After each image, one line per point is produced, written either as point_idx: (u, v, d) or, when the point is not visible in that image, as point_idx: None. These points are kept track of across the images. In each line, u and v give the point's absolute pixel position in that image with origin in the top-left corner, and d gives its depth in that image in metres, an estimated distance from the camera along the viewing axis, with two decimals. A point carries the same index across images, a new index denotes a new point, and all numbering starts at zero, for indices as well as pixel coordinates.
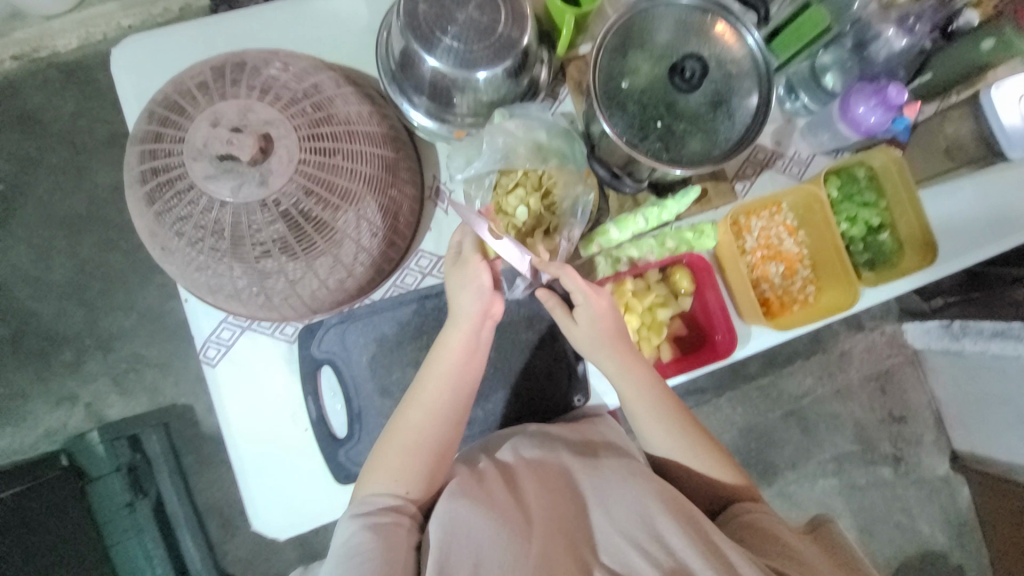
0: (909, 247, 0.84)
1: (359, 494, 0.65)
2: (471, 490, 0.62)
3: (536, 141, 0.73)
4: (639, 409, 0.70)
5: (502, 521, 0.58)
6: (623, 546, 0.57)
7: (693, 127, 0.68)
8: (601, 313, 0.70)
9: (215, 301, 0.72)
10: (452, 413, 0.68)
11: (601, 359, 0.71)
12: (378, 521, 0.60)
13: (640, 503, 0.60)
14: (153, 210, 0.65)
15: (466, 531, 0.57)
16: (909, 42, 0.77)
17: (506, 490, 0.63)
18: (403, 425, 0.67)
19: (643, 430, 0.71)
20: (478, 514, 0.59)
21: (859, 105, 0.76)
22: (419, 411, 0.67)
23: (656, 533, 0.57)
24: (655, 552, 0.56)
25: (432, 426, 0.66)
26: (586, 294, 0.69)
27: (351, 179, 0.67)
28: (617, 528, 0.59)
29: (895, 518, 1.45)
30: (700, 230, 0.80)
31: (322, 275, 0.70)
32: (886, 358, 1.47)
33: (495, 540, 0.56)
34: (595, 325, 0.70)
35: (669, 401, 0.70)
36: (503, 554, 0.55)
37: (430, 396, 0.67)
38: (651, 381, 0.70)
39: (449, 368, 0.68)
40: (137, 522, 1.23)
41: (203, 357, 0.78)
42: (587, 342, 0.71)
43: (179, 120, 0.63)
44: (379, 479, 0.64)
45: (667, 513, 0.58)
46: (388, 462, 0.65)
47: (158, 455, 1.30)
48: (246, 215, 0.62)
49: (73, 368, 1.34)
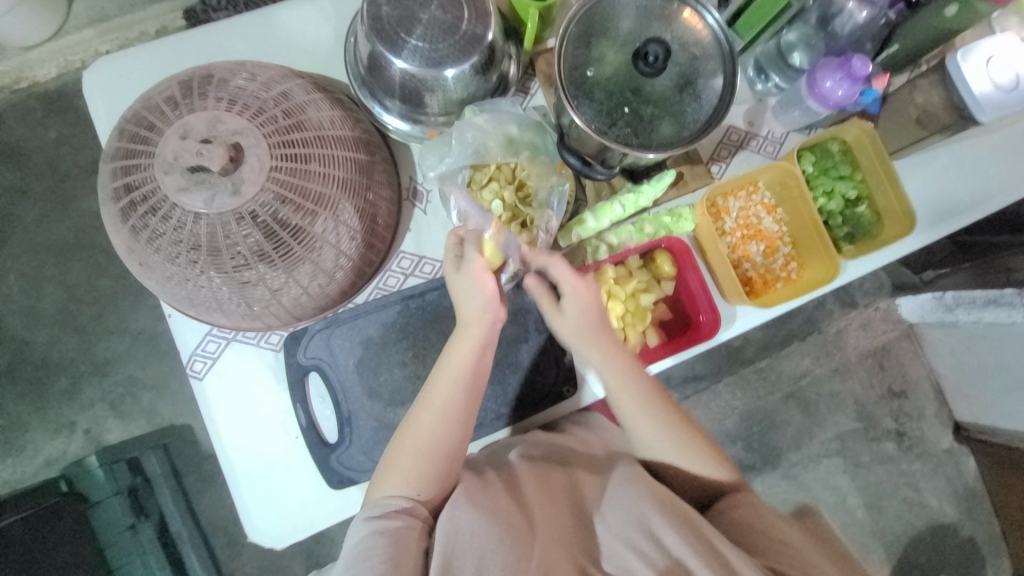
0: (888, 217, 0.85)
1: (372, 495, 0.65)
2: (476, 495, 0.62)
3: (507, 135, 0.75)
4: (626, 400, 0.67)
5: (506, 527, 0.58)
6: (622, 549, 0.57)
7: (660, 110, 0.69)
8: (589, 300, 0.68)
9: (197, 313, 0.72)
10: (464, 414, 0.66)
11: (586, 350, 0.69)
12: (390, 523, 0.60)
13: (639, 505, 0.58)
14: (129, 227, 0.65)
15: (469, 537, 0.58)
16: (871, 13, 0.77)
17: (508, 496, 0.62)
18: (415, 428, 0.66)
19: (628, 422, 0.68)
20: (481, 521, 0.59)
21: (826, 79, 0.77)
22: (432, 414, 0.66)
23: (653, 534, 0.56)
24: (652, 554, 0.55)
25: (445, 431, 0.65)
26: (573, 284, 0.68)
27: (325, 184, 0.67)
28: (622, 528, 0.58)
29: (902, 494, 1.45)
30: (677, 213, 0.80)
31: (303, 281, 0.70)
32: (882, 334, 1.47)
33: (497, 545, 0.57)
34: (584, 314, 0.68)
35: (659, 399, 0.68)
36: (503, 559, 0.56)
37: (441, 399, 0.66)
38: (640, 377, 0.68)
39: (459, 370, 0.66)
40: (140, 543, 1.23)
41: (191, 371, 0.78)
42: (574, 331, 0.69)
43: (150, 136, 0.64)
44: (392, 481, 0.64)
45: (665, 515, 0.57)
46: (401, 464, 0.64)
47: (158, 476, 1.30)
48: (221, 226, 0.62)
49: (70, 395, 1.34)
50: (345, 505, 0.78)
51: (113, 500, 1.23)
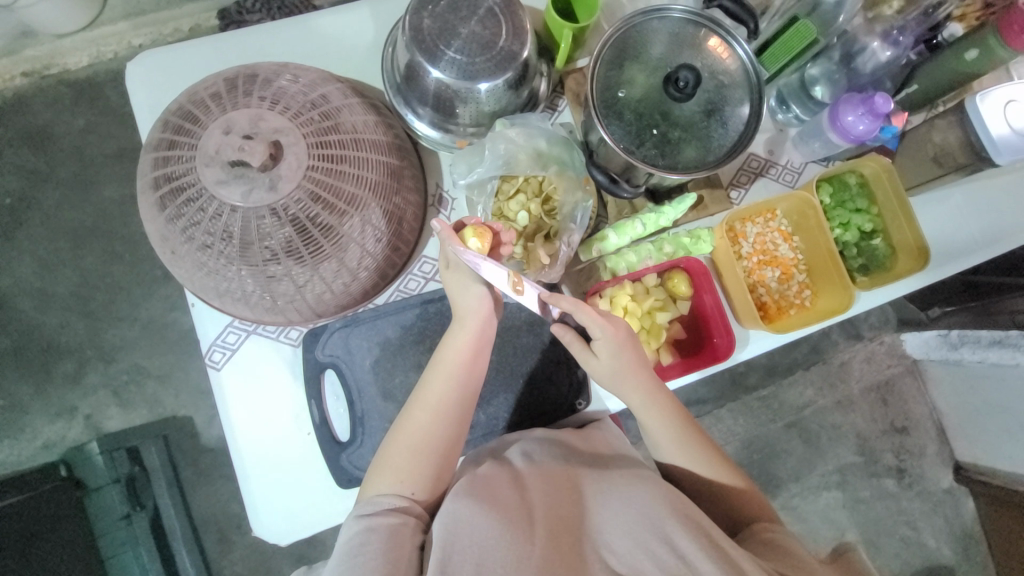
0: (901, 252, 0.86)
1: (365, 494, 0.64)
2: (478, 491, 0.61)
3: (536, 149, 0.76)
4: (660, 431, 0.70)
5: (507, 523, 0.57)
6: (633, 548, 0.56)
7: (687, 134, 0.71)
8: (621, 345, 0.68)
9: (221, 304, 0.74)
10: (457, 412, 0.67)
11: (625, 392, 0.70)
12: (383, 521, 0.59)
13: (649, 506, 0.58)
14: (164, 215, 0.67)
15: (469, 533, 0.56)
16: (894, 53, 0.80)
17: (512, 492, 0.62)
18: (409, 427, 0.66)
19: (661, 452, 0.71)
20: (483, 517, 0.58)
21: (847, 113, 0.79)
22: (425, 413, 0.67)
23: (666, 536, 0.56)
24: (664, 556, 0.54)
25: (438, 426, 0.66)
26: (603, 327, 0.67)
27: (357, 185, 0.69)
28: (625, 530, 0.57)
29: (900, 532, 1.44)
30: (696, 235, 0.82)
31: (328, 279, 0.71)
32: (886, 368, 1.47)
33: (502, 541, 0.55)
34: (617, 357, 0.69)
35: (687, 426, 0.70)
36: (505, 554, 0.55)
37: (435, 397, 0.67)
38: (659, 398, 0.70)
39: (454, 368, 0.68)
40: (133, 534, 1.22)
41: (209, 360, 0.79)
42: (608, 374, 0.70)
43: (192, 129, 0.66)
44: (386, 479, 0.64)
45: (676, 518, 0.57)
46: (394, 462, 0.64)
47: (156, 467, 1.29)
48: (255, 219, 0.64)
49: (74, 380, 1.34)
50: (351, 504, 0.78)
51: (111, 488, 1.21)
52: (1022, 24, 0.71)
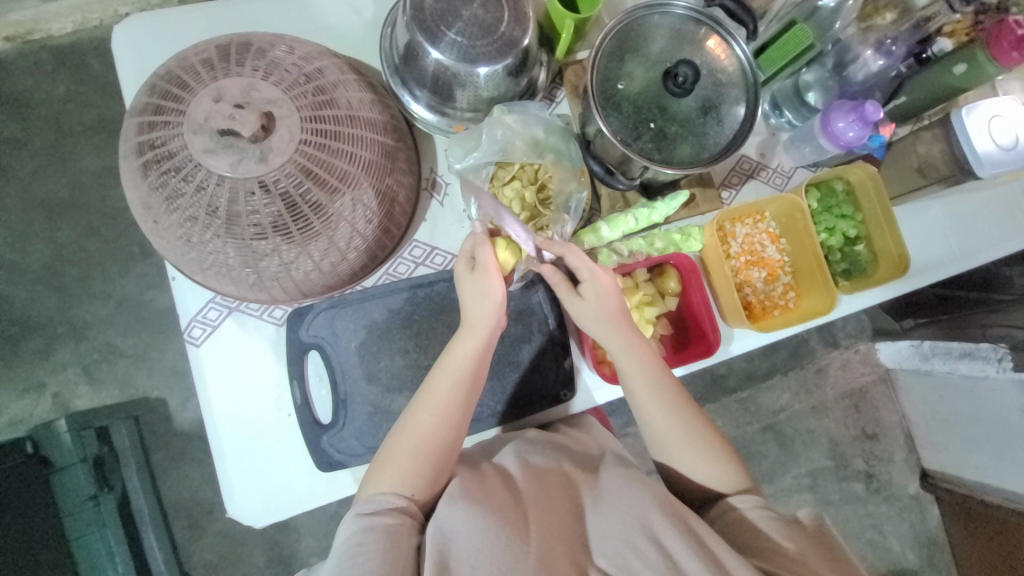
0: (883, 259, 0.88)
1: (364, 493, 0.63)
2: (472, 491, 0.61)
3: (533, 137, 0.76)
4: (648, 410, 0.70)
5: (501, 521, 0.56)
6: (622, 548, 0.56)
7: (683, 130, 0.72)
8: (607, 290, 0.70)
9: (204, 279, 0.72)
10: (460, 415, 0.67)
11: (615, 355, 0.71)
12: (381, 521, 0.58)
13: (640, 507, 0.58)
14: (148, 183, 0.65)
15: (464, 532, 0.56)
16: (886, 62, 0.83)
17: (504, 493, 0.61)
18: (412, 428, 0.65)
19: (644, 414, 0.70)
20: (477, 516, 0.57)
21: (838, 120, 0.80)
22: (429, 415, 0.66)
23: (655, 537, 0.56)
24: (651, 555, 0.55)
25: (441, 428, 0.65)
26: (591, 270, 0.70)
27: (350, 163, 0.67)
28: (617, 534, 0.57)
29: (867, 535, 1.48)
30: (687, 232, 0.83)
31: (316, 257, 0.70)
32: (860, 376, 1.51)
33: (495, 542, 0.54)
34: (601, 315, 0.70)
35: (684, 403, 0.70)
36: (502, 555, 0.54)
37: (438, 398, 0.66)
38: (658, 368, 0.71)
39: (459, 371, 0.67)
40: (100, 516, 1.18)
41: (188, 336, 0.77)
42: (592, 319, 0.71)
43: (181, 95, 0.63)
44: (387, 477, 0.63)
45: (667, 519, 0.57)
46: (395, 460, 0.63)
47: (126, 449, 1.25)
48: (242, 193, 0.62)
49: (42, 356, 1.29)
50: (330, 487, 0.77)
51: (77, 468, 1.17)
52: (1011, 40, 0.73)
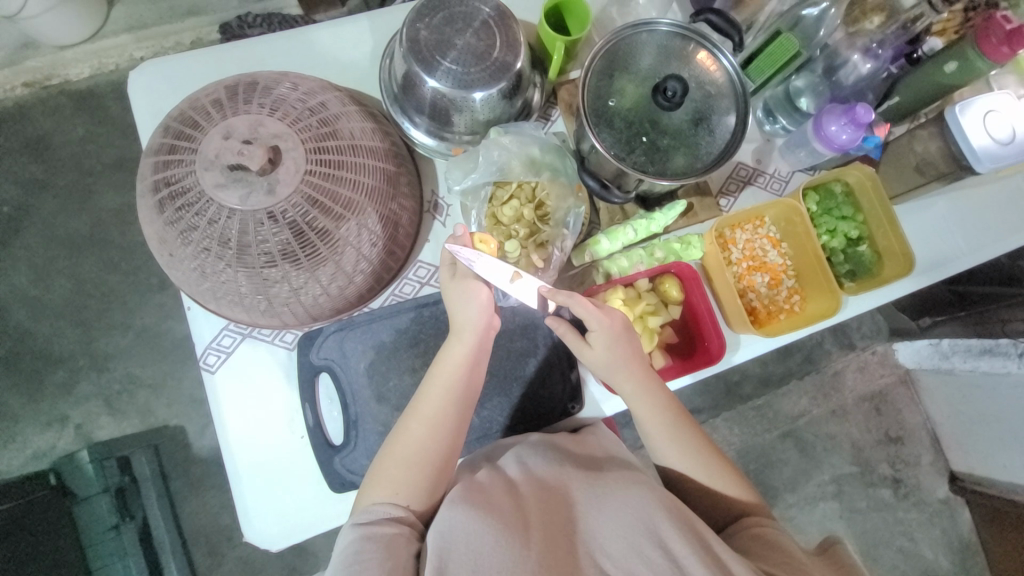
0: (887, 258, 0.88)
1: (362, 503, 0.63)
2: (472, 497, 0.61)
3: (529, 156, 0.78)
4: (654, 424, 0.70)
5: (501, 524, 0.57)
6: (625, 551, 0.55)
7: (676, 142, 0.73)
8: (615, 334, 0.71)
9: (217, 307, 0.74)
10: (452, 422, 0.67)
11: (618, 381, 0.71)
12: (379, 530, 0.59)
13: (642, 507, 0.58)
14: (163, 218, 0.68)
15: (466, 537, 0.56)
16: (874, 65, 0.84)
17: (506, 498, 0.61)
18: (403, 437, 0.66)
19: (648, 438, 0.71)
20: (478, 519, 0.57)
21: (831, 124, 0.81)
22: (421, 423, 0.67)
23: (659, 538, 0.55)
24: (654, 557, 0.54)
25: (434, 438, 0.66)
26: (599, 319, 0.70)
27: (354, 190, 0.70)
28: (619, 534, 0.57)
29: (898, 543, 1.43)
30: (687, 241, 0.84)
31: (324, 282, 0.72)
32: (879, 378, 1.49)
33: (496, 545, 0.55)
34: (612, 348, 0.71)
35: (715, 461, 0.69)
36: (502, 558, 0.54)
37: (430, 407, 0.67)
38: (655, 393, 0.71)
39: (448, 378, 0.68)
40: (122, 546, 1.20)
41: (203, 363, 0.79)
42: (603, 366, 0.72)
43: (193, 134, 0.67)
44: (381, 489, 0.63)
45: (670, 519, 0.56)
46: (390, 473, 0.64)
47: (147, 477, 1.27)
48: (253, 224, 0.65)
49: (66, 389, 1.33)
50: (344, 508, 0.78)
51: (99, 499, 1.20)
52: (999, 36, 0.74)
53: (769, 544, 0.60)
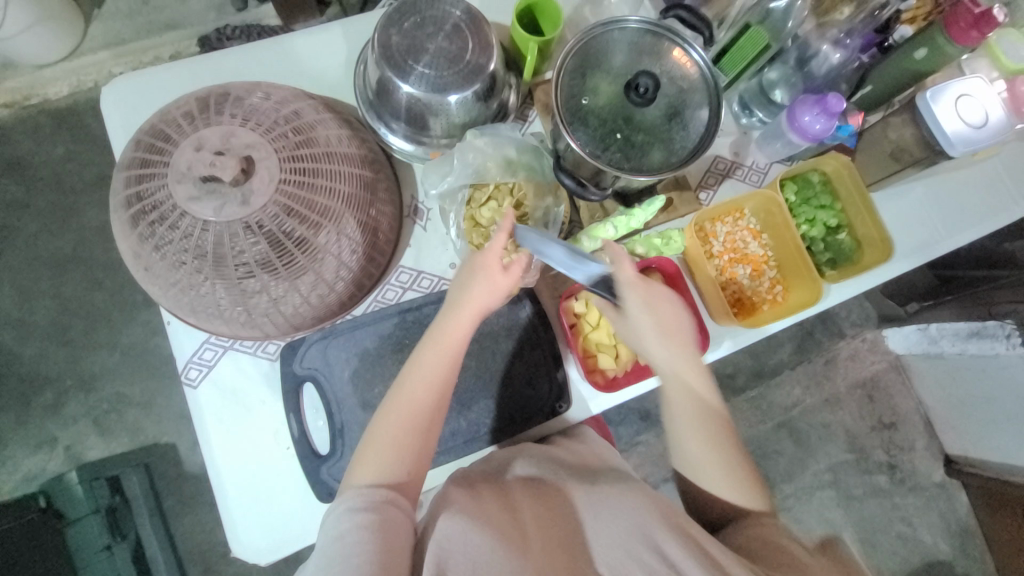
0: (867, 245, 0.89)
1: (350, 481, 0.61)
2: (468, 508, 0.60)
3: (506, 157, 0.79)
4: (687, 422, 0.67)
5: (497, 538, 0.57)
6: (623, 559, 0.55)
7: (651, 138, 0.73)
8: (649, 300, 0.68)
9: (198, 321, 0.74)
10: (445, 383, 0.65)
11: (648, 344, 0.69)
12: (372, 516, 0.57)
13: (641, 514, 0.58)
14: (138, 234, 0.67)
15: (461, 550, 0.56)
16: (843, 54, 0.85)
17: (501, 510, 0.61)
18: (397, 406, 0.64)
19: (679, 442, 0.68)
20: (473, 533, 0.57)
21: (804, 114, 0.82)
22: (416, 391, 0.64)
23: (654, 543, 0.55)
24: (651, 562, 0.54)
25: (427, 403, 0.64)
26: (634, 288, 0.68)
27: (330, 197, 0.70)
28: (616, 544, 0.57)
29: (897, 528, 1.44)
30: (668, 236, 0.83)
31: (304, 291, 0.72)
32: (869, 365, 1.50)
33: (493, 560, 0.55)
34: (644, 312, 0.68)
35: (746, 474, 0.66)
36: (498, 569, 0.54)
37: (425, 373, 0.64)
38: (697, 387, 0.67)
39: (445, 342, 0.65)
40: (114, 565, 1.18)
41: (185, 378, 0.79)
42: (633, 331, 0.70)
43: (164, 147, 0.67)
44: (373, 466, 0.61)
45: (667, 526, 0.56)
46: (382, 451, 0.62)
47: (138, 495, 1.26)
48: (229, 235, 0.65)
49: (54, 411, 1.32)
50: None
51: (89, 520, 1.18)
52: (968, 20, 0.75)
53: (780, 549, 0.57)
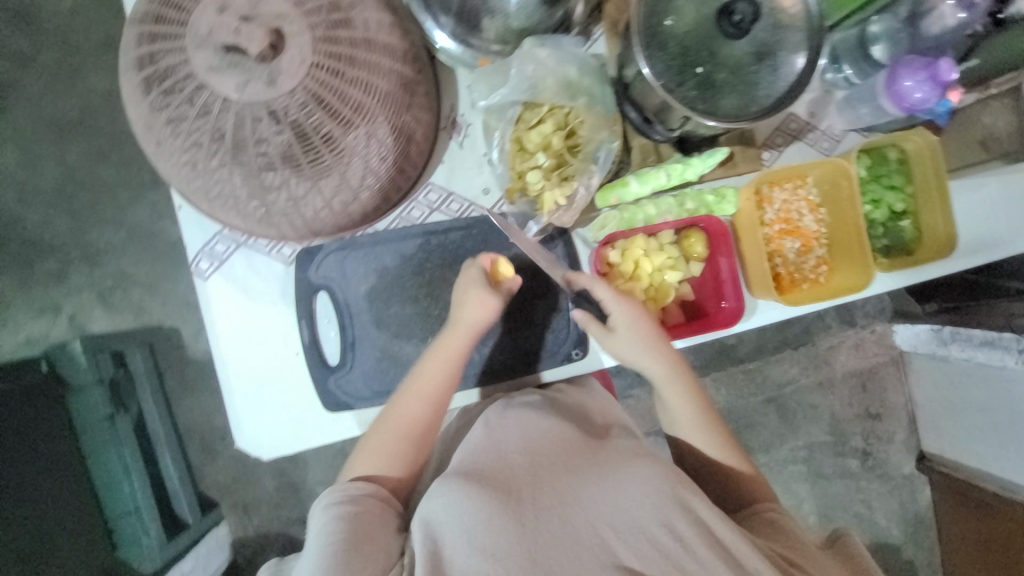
0: (927, 238, 0.83)
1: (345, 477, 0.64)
2: (463, 470, 0.57)
3: (566, 76, 0.70)
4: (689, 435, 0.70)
5: (489, 498, 0.52)
6: (632, 534, 0.50)
7: (732, 79, 0.65)
8: (637, 320, 0.70)
9: (211, 211, 0.68)
10: (442, 399, 0.67)
11: (641, 362, 0.70)
12: (352, 509, 0.59)
13: (655, 488, 0.53)
14: (150, 102, 0.61)
15: (454, 516, 0.52)
16: (967, 16, 0.73)
17: (494, 465, 0.57)
18: (394, 412, 0.66)
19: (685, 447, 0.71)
20: (465, 496, 0.53)
21: (906, 78, 0.72)
22: (409, 403, 0.66)
23: (666, 521, 0.51)
24: (661, 538, 0.50)
25: (424, 415, 0.66)
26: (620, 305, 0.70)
27: (366, 93, 0.62)
28: (624, 513, 0.51)
29: (855, 508, 1.50)
30: (721, 194, 0.77)
31: (327, 195, 0.65)
32: (872, 356, 1.49)
33: (485, 521, 0.51)
34: (633, 330, 0.70)
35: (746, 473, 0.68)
36: (492, 530, 0.50)
37: (420, 386, 0.66)
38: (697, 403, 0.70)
39: (440, 367, 0.67)
40: (116, 435, 1.15)
41: (196, 269, 0.76)
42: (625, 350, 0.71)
43: (183, 3, 0.58)
44: (368, 464, 0.64)
45: (683, 505, 0.52)
46: (377, 449, 0.65)
47: (141, 373, 1.24)
48: (250, 118, 0.58)
49: (58, 279, 1.30)
50: (335, 428, 0.77)
51: (94, 389, 1.14)
52: None
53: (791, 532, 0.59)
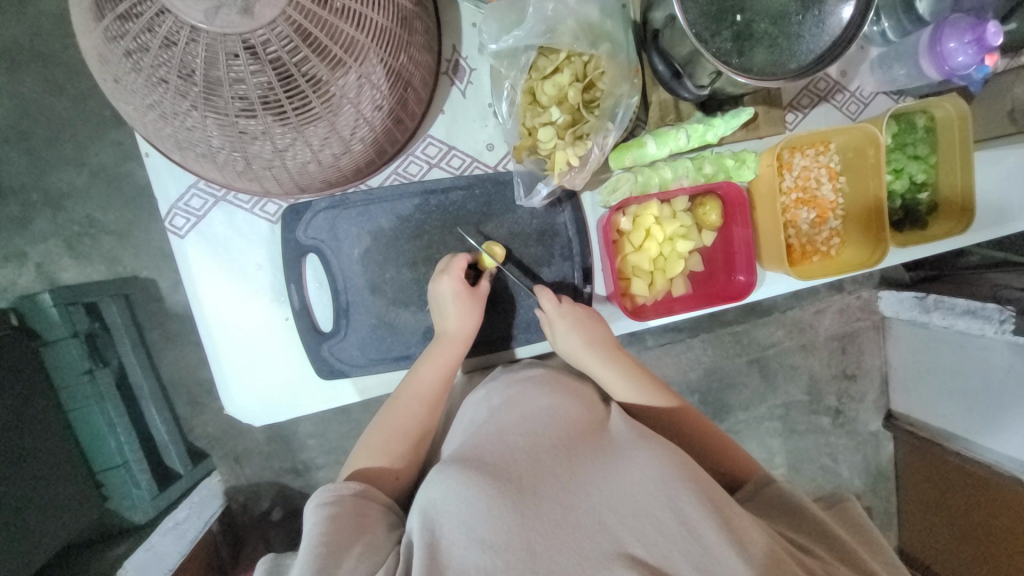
0: (943, 213, 0.80)
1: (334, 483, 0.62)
2: (465, 458, 0.55)
3: (587, 18, 0.63)
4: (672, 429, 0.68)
5: (492, 486, 0.51)
6: (639, 522, 0.49)
7: (772, 29, 0.59)
8: (581, 320, 0.71)
9: (184, 161, 0.62)
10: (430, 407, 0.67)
11: (584, 363, 0.71)
12: (342, 510, 0.55)
13: (659, 472, 0.51)
14: (103, 29, 0.51)
15: (456, 504, 0.51)
16: None
17: (495, 451, 0.55)
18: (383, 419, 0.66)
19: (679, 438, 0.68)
20: (467, 484, 0.51)
21: (951, 39, 0.66)
22: (398, 408, 0.66)
23: (673, 504, 0.49)
24: (670, 524, 0.48)
25: (411, 421, 0.66)
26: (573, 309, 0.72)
27: (359, 27, 0.54)
28: (630, 499, 0.50)
29: (822, 461, 1.56)
30: (742, 158, 0.72)
31: (315, 146, 0.59)
32: (854, 321, 1.51)
33: (488, 511, 0.49)
34: (576, 332, 0.71)
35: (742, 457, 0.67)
36: (493, 519, 0.49)
37: (409, 393, 0.67)
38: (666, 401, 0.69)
39: (427, 376, 0.67)
40: (98, 390, 1.10)
41: (171, 226, 0.70)
42: (573, 352, 0.72)
43: None
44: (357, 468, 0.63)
45: (690, 489, 0.50)
46: (365, 454, 0.64)
47: (119, 325, 1.16)
48: (223, 54, 0.49)
49: (18, 224, 1.20)
50: (329, 395, 0.74)
51: (69, 343, 1.07)
52: None
53: (798, 507, 0.57)
